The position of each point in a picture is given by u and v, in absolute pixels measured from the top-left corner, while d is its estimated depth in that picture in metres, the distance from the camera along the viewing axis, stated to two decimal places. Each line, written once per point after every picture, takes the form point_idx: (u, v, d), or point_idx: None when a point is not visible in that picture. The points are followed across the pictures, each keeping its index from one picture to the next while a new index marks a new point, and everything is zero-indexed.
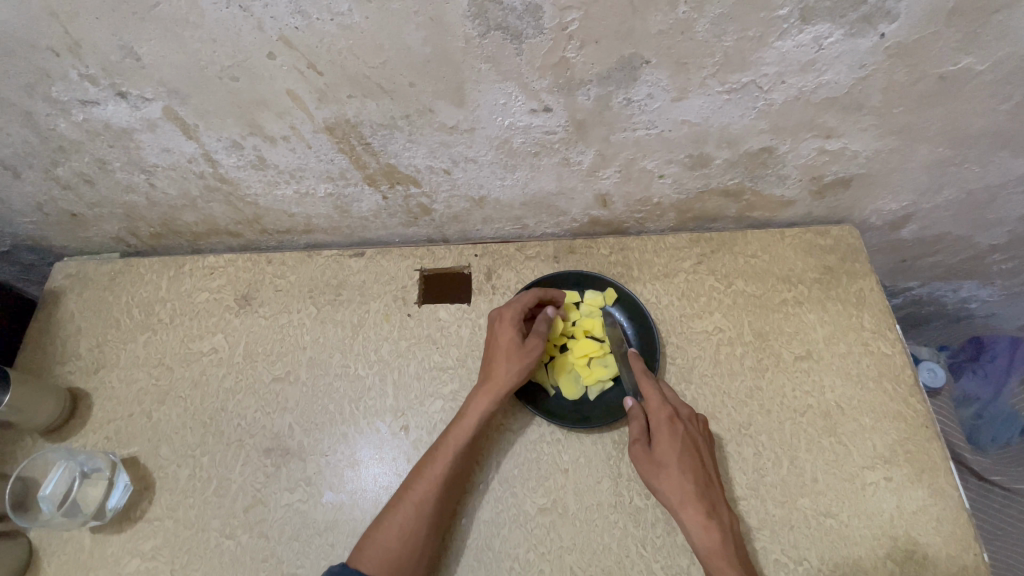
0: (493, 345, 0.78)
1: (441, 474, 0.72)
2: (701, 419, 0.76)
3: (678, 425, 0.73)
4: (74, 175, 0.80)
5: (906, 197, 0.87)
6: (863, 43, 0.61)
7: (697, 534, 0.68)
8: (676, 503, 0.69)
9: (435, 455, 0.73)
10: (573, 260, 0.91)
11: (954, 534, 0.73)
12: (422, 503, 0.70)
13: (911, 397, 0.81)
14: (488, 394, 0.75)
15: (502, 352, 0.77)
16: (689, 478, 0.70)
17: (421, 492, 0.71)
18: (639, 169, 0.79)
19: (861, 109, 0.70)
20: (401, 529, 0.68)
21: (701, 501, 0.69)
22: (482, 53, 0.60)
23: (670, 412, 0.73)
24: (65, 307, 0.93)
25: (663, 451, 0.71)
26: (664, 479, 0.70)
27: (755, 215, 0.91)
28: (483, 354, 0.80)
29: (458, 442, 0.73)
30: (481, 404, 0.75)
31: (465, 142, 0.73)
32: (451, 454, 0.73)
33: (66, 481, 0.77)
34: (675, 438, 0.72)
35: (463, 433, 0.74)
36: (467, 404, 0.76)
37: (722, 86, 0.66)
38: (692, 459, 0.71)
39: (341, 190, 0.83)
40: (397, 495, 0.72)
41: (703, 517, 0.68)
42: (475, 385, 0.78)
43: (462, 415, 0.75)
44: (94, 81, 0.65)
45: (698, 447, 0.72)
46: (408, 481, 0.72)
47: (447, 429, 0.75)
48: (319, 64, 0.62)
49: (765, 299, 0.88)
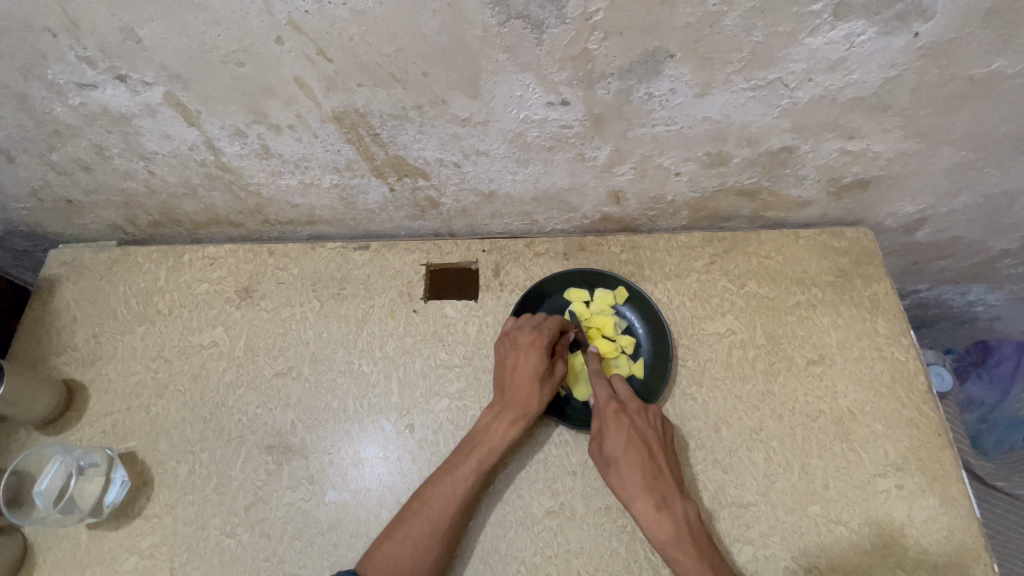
0: (520, 370, 0.76)
1: (461, 490, 0.70)
2: (654, 410, 0.74)
3: (623, 418, 0.73)
4: (71, 160, 0.77)
5: (925, 199, 0.85)
6: (896, 42, 0.59)
7: (649, 527, 0.67)
8: (626, 498, 0.69)
9: (454, 470, 0.72)
10: (583, 257, 0.89)
11: (964, 543, 0.73)
12: (439, 516, 0.69)
13: (923, 403, 0.80)
14: (518, 420, 0.74)
15: (534, 379, 0.75)
16: (637, 471, 0.69)
17: (439, 505, 0.69)
18: (655, 165, 0.76)
19: (888, 109, 0.68)
20: (414, 542, 0.67)
21: (648, 493, 0.68)
22: (501, 42, 0.58)
23: (616, 406, 0.74)
24: (61, 296, 0.91)
25: (610, 447, 0.72)
26: (614, 475, 0.70)
27: (769, 215, 0.89)
28: (506, 375, 0.77)
29: (480, 461, 0.72)
30: (509, 429, 0.73)
31: (477, 135, 0.71)
32: (473, 472, 0.71)
33: (62, 476, 0.75)
34: (621, 431, 0.72)
35: (488, 455, 0.72)
36: (491, 425, 0.74)
37: (747, 83, 0.63)
38: (638, 452, 0.70)
39: (347, 181, 0.80)
40: (410, 506, 0.70)
41: (652, 510, 0.67)
42: (500, 406, 0.75)
43: (487, 437, 0.74)
44: (92, 63, 0.62)
45: (646, 439, 0.72)
46: (424, 491, 0.71)
47: (469, 446, 0.74)
48: (329, 50, 0.60)
49: (778, 301, 0.87)
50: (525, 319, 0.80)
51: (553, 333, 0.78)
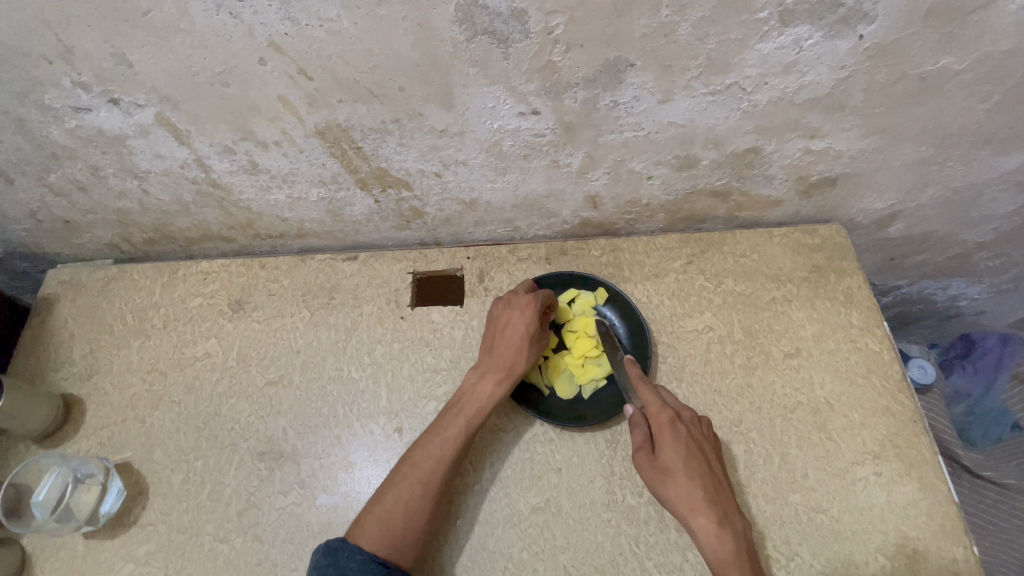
0: (506, 333, 0.80)
1: (449, 449, 0.73)
2: (703, 421, 0.76)
3: (681, 428, 0.73)
4: (68, 181, 0.81)
5: (892, 195, 0.88)
6: (843, 45, 0.62)
7: (709, 543, 0.67)
8: (686, 512, 0.68)
9: (441, 432, 0.74)
10: (565, 261, 0.92)
11: (944, 527, 0.74)
12: (428, 477, 0.71)
13: (899, 392, 0.82)
14: (504, 379, 0.77)
15: (522, 340, 0.79)
16: (697, 484, 0.69)
17: (428, 466, 0.72)
18: (627, 170, 0.80)
19: (844, 109, 0.71)
20: (404, 504, 0.69)
21: (711, 507, 0.68)
22: (470, 57, 0.62)
23: (672, 415, 0.73)
24: (59, 313, 0.93)
25: (669, 457, 0.71)
26: (671, 486, 0.70)
27: (743, 215, 0.93)
28: (495, 337, 0.80)
29: (467, 421, 0.75)
30: (494, 389, 0.76)
31: (455, 145, 0.74)
32: (461, 432, 0.74)
33: (59, 486, 0.77)
34: (679, 441, 0.72)
35: (475, 414, 0.75)
36: (477, 386, 0.77)
37: (707, 88, 0.67)
38: (698, 464, 0.70)
39: (333, 194, 0.83)
40: (399, 470, 0.72)
41: (715, 525, 0.67)
42: (486, 366, 0.79)
43: (474, 397, 0.76)
44: (86, 87, 0.66)
45: (703, 451, 0.72)
46: (414, 453, 0.73)
47: (457, 407, 0.76)
48: (310, 69, 0.63)
49: (754, 297, 0.89)
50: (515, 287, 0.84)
51: (546, 299, 0.82)
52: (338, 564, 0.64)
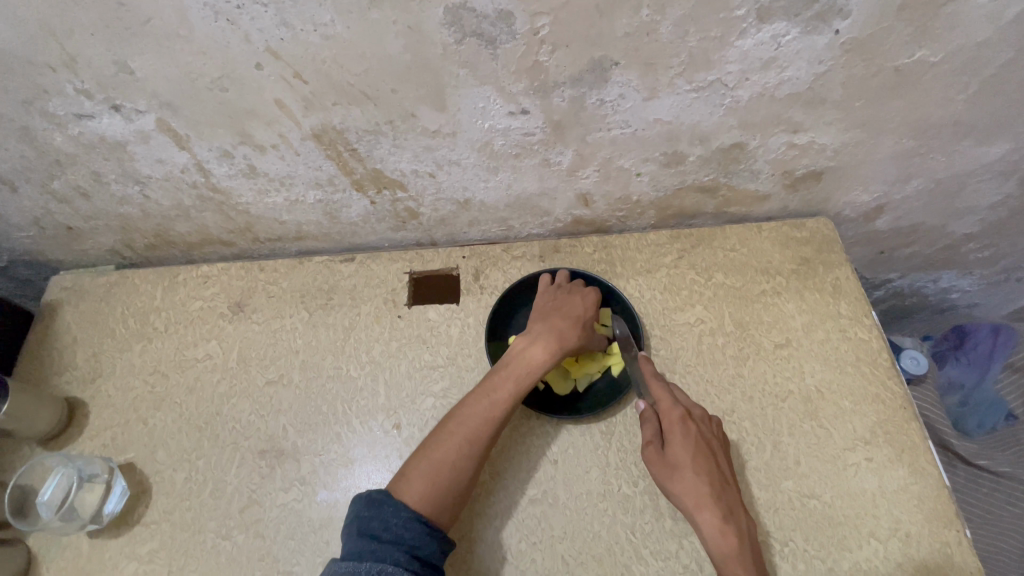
0: (565, 309, 0.82)
1: (499, 412, 0.74)
2: (714, 420, 0.76)
3: (691, 426, 0.73)
4: (71, 188, 0.83)
5: (878, 188, 0.90)
6: (820, 40, 0.65)
7: (713, 539, 0.68)
8: (691, 507, 0.70)
9: (493, 394, 0.75)
10: (558, 258, 0.94)
11: (935, 510, 0.75)
12: (476, 437, 0.72)
13: (888, 379, 0.84)
14: (556, 349, 0.78)
15: (580, 316, 0.81)
16: (704, 481, 0.70)
17: (475, 426, 0.72)
18: (617, 167, 0.82)
19: (825, 103, 0.73)
20: (450, 461, 0.70)
21: (716, 504, 0.69)
22: (460, 59, 0.64)
23: (683, 413, 0.74)
24: (62, 318, 0.95)
25: (677, 453, 0.72)
26: (678, 483, 0.71)
27: (731, 210, 0.94)
28: (550, 310, 0.82)
29: (518, 387, 0.76)
30: (547, 358, 0.78)
31: (448, 146, 0.76)
32: (511, 396, 0.75)
33: (64, 486, 0.78)
34: (689, 438, 0.73)
35: (527, 380, 0.76)
36: (531, 352, 0.78)
37: (690, 85, 0.69)
38: (707, 462, 0.71)
39: (329, 196, 0.85)
40: (446, 426, 0.73)
41: (718, 521, 0.68)
42: (540, 334, 0.80)
43: (527, 363, 0.77)
44: (89, 95, 0.68)
45: (712, 449, 0.73)
46: (462, 411, 0.74)
47: (506, 371, 0.77)
48: (305, 73, 0.66)
49: (744, 290, 0.91)
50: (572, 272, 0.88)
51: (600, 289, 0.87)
52: (383, 518, 0.65)
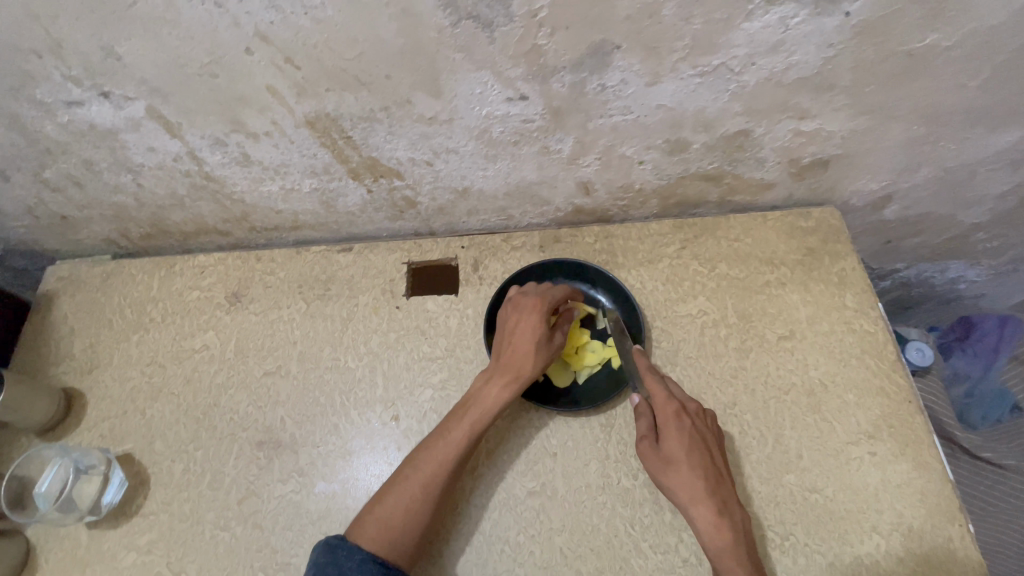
0: (517, 335, 0.78)
1: (455, 453, 0.72)
2: (709, 414, 0.75)
3: (686, 421, 0.72)
4: (63, 177, 0.82)
5: (886, 176, 0.88)
6: (829, 22, 0.62)
7: (708, 533, 0.67)
8: (686, 501, 0.69)
9: (448, 433, 0.73)
10: (558, 248, 0.93)
11: (939, 505, 0.74)
12: (431, 479, 0.70)
13: (894, 372, 0.82)
14: (513, 382, 0.76)
15: (535, 342, 0.77)
16: (699, 476, 0.69)
17: (430, 469, 0.71)
18: (618, 155, 0.80)
19: (833, 89, 0.71)
20: (405, 505, 0.68)
21: (711, 498, 0.68)
22: (456, 43, 0.62)
23: (678, 407, 0.73)
24: (59, 309, 0.94)
25: (671, 447, 0.71)
26: (673, 477, 0.70)
27: (736, 199, 0.92)
28: (504, 341, 0.79)
29: (473, 425, 0.73)
30: (504, 391, 0.75)
31: (444, 133, 0.74)
32: (466, 433, 0.73)
33: (61, 478, 0.78)
34: (683, 433, 0.72)
35: (483, 416, 0.74)
36: (486, 388, 0.76)
37: (694, 70, 0.67)
38: (702, 455, 0.70)
39: (325, 184, 0.84)
40: (403, 470, 0.72)
41: (713, 515, 0.67)
42: (498, 369, 0.77)
43: (482, 399, 0.75)
44: (77, 81, 0.66)
45: (707, 443, 0.72)
46: (418, 454, 0.72)
47: (463, 410, 0.75)
48: (296, 58, 0.64)
49: (748, 281, 0.89)
50: (527, 290, 0.83)
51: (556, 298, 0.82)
52: (338, 562, 0.63)
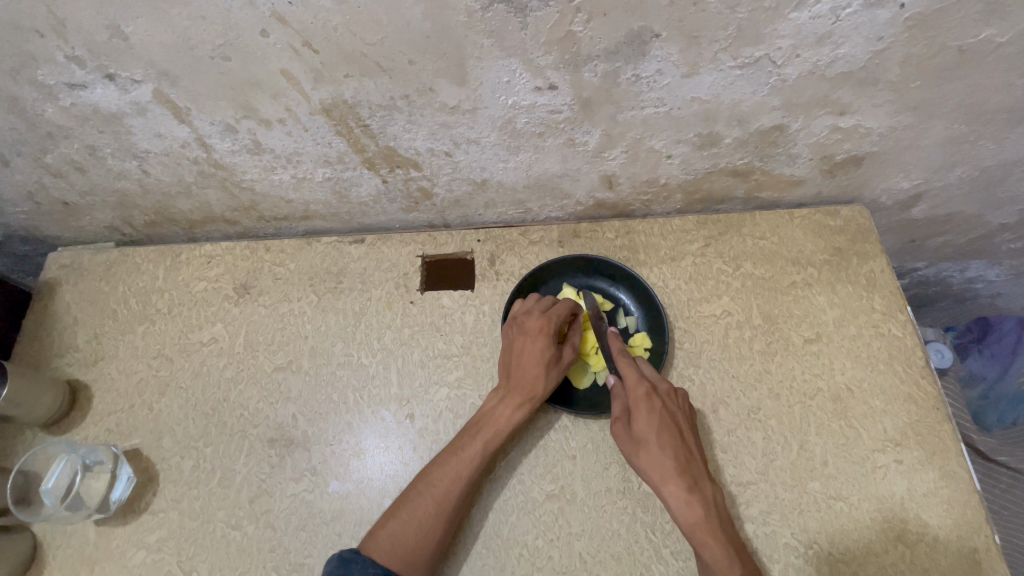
0: (526, 355, 0.76)
1: (468, 472, 0.70)
2: (681, 395, 0.75)
3: (655, 401, 0.71)
4: (65, 162, 0.78)
5: (920, 174, 0.84)
6: (883, 14, 0.58)
7: (679, 510, 0.66)
8: (657, 480, 0.67)
9: (460, 452, 0.71)
10: (578, 244, 0.90)
11: (965, 515, 0.73)
12: (444, 497, 0.69)
13: (922, 378, 0.80)
14: (524, 404, 0.74)
15: (545, 361, 0.75)
16: (669, 454, 0.68)
17: (443, 487, 0.69)
18: (646, 148, 0.76)
19: (878, 84, 0.67)
20: (418, 521, 0.67)
21: (682, 476, 0.67)
22: (485, 28, 0.58)
23: (648, 388, 0.72)
24: (61, 298, 0.91)
25: (641, 427, 0.70)
26: (644, 457, 0.69)
27: (763, 196, 0.89)
28: (512, 361, 0.76)
29: (486, 445, 0.72)
30: (516, 412, 0.73)
31: (466, 123, 0.71)
32: (479, 454, 0.71)
33: (68, 474, 0.76)
34: (653, 413, 0.71)
35: (495, 437, 0.72)
36: (498, 408, 0.74)
37: (735, 61, 0.63)
38: (671, 435, 0.69)
39: (339, 174, 0.80)
40: (415, 486, 0.70)
41: (684, 492, 0.66)
42: (509, 390, 0.75)
43: (494, 419, 0.73)
44: (80, 62, 0.62)
45: (678, 422, 0.71)
46: (429, 472, 0.71)
47: (474, 430, 0.73)
48: (314, 41, 0.60)
49: (774, 281, 0.87)
50: (533, 304, 0.79)
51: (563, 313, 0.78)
52: None
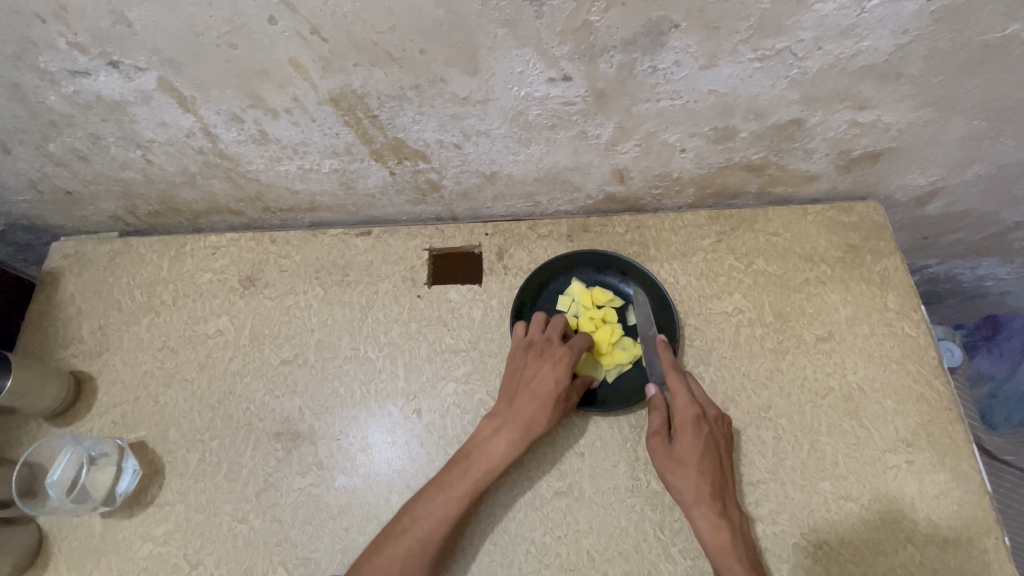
0: (536, 384, 0.74)
1: (454, 512, 0.69)
2: (726, 421, 0.74)
3: (703, 426, 0.71)
4: (68, 150, 0.77)
5: (937, 171, 0.83)
6: (909, 6, 0.56)
7: (706, 533, 0.67)
8: (690, 502, 0.68)
9: (449, 487, 0.70)
10: (587, 238, 0.88)
11: (976, 516, 0.72)
12: (429, 535, 0.68)
13: (934, 378, 0.79)
14: (520, 441, 0.72)
15: (546, 396, 0.73)
16: (707, 480, 0.69)
17: (428, 526, 0.68)
18: (660, 142, 0.75)
19: (900, 78, 0.66)
20: (401, 559, 0.66)
21: (715, 501, 0.68)
22: (499, 16, 0.56)
23: (698, 412, 0.72)
24: (65, 288, 0.91)
25: (684, 448, 0.70)
26: (679, 477, 0.69)
27: (777, 190, 0.87)
28: (518, 386, 0.75)
29: (473, 484, 0.70)
30: (510, 450, 0.71)
31: (477, 114, 0.69)
32: (467, 492, 0.70)
33: (73, 466, 0.76)
34: (699, 438, 0.71)
35: (485, 474, 0.71)
36: (492, 440, 0.72)
37: (755, 53, 0.61)
38: (713, 461, 0.70)
39: (346, 165, 0.79)
40: (401, 520, 0.69)
41: (715, 517, 0.68)
42: (506, 421, 0.73)
43: (485, 452, 0.72)
44: (83, 49, 0.61)
45: (720, 449, 0.71)
46: (416, 506, 0.70)
47: (465, 463, 0.71)
48: (323, 29, 0.58)
49: (787, 279, 0.85)
50: (549, 329, 0.78)
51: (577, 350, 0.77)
52: None
